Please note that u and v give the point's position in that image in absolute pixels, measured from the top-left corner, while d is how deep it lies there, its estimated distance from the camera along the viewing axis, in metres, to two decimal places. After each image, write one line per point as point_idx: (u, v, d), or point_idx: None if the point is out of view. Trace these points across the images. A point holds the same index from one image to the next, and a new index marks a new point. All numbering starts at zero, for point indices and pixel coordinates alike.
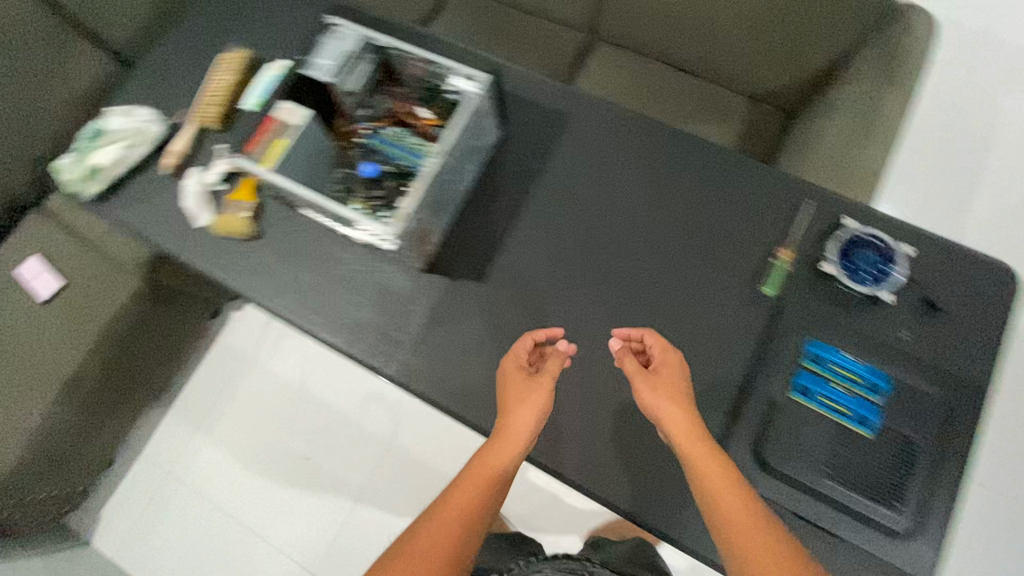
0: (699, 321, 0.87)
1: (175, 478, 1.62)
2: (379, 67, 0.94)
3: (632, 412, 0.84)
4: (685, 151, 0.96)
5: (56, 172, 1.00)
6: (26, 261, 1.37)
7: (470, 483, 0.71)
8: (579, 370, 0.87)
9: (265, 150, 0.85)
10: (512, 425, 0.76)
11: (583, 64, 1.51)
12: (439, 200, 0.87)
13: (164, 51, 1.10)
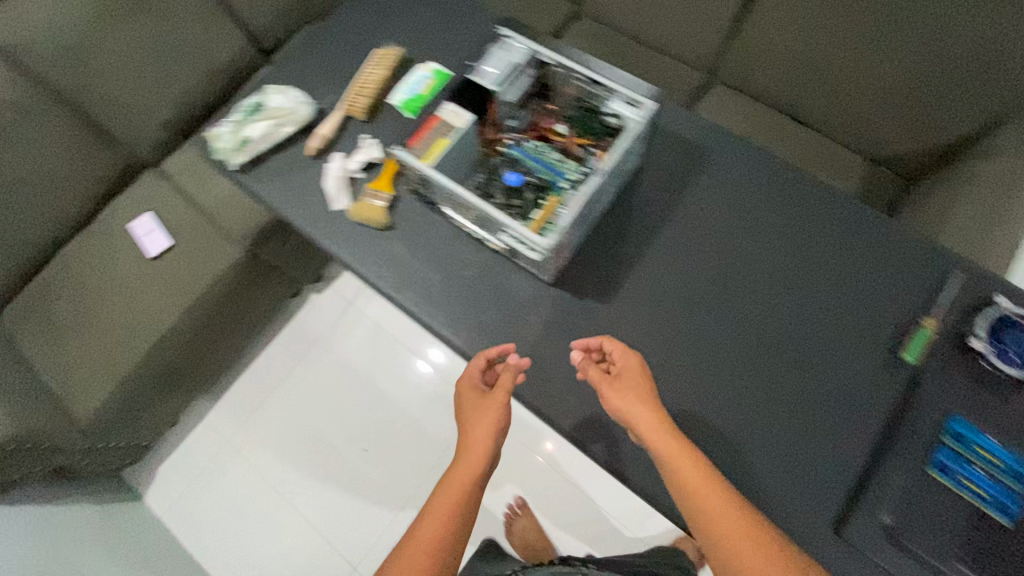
0: (829, 376, 0.85)
1: (232, 449, 1.63)
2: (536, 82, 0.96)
3: (753, 460, 0.82)
4: (829, 202, 0.96)
5: (205, 137, 1.04)
6: (140, 217, 1.42)
7: (443, 508, 0.77)
8: (702, 407, 0.85)
9: (426, 147, 0.89)
10: (473, 439, 0.82)
11: (697, 103, 1.52)
12: (582, 217, 0.87)
13: (318, 37, 1.15)
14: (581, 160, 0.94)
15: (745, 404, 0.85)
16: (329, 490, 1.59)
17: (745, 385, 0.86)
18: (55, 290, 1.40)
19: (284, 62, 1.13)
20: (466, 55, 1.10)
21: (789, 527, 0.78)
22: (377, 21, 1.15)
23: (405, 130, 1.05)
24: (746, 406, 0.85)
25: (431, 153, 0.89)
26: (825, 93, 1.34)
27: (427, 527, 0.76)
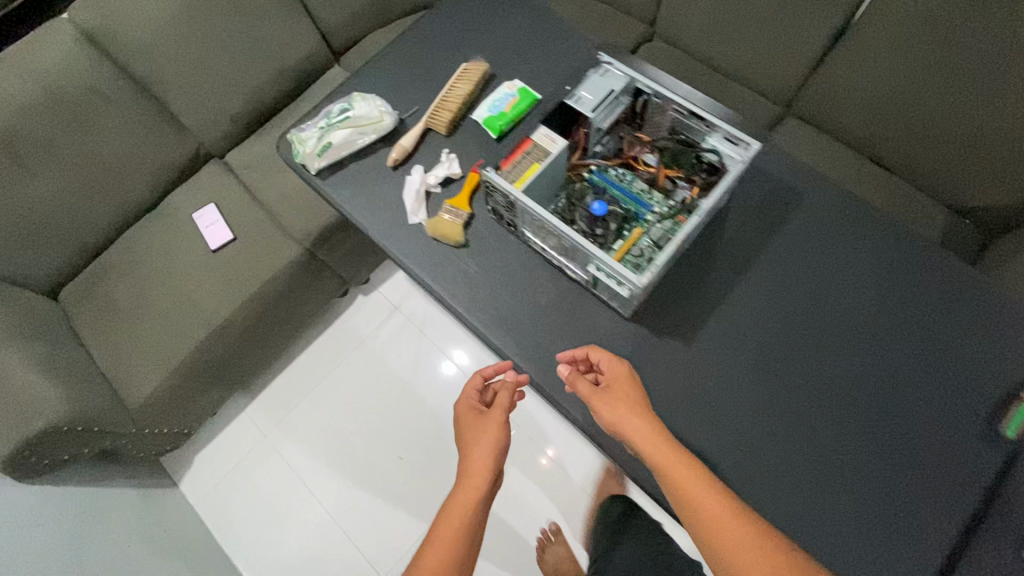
0: (921, 442, 0.81)
1: (268, 444, 1.64)
2: (628, 109, 0.94)
3: (840, 525, 0.77)
4: (924, 256, 0.92)
5: (289, 140, 1.06)
6: (205, 209, 1.44)
7: (447, 535, 0.76)
8: (784, 462, 0.81)
9: (520, 171, 0.84)
10: (471, 461, 0.83)
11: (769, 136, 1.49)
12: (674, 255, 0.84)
13: (404, 48, 1.15)
14: (668, 194, 0.92)
15: (830, 464, 0.81)
16: (361, 495, 1.58)
17: (831, 443, 0.82)
18: (118, 275, 1.42)
19: (369, 71, 1.13)
20: (552, 75, 1.08)
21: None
22: (464, 36, 1.15)
23: (486, 148, 1.04)
24: (832, 467, 0.81)
25: (524, 179, 0.83)
26: (906, 133, 1.29)
27: (432, 553, 0.75)
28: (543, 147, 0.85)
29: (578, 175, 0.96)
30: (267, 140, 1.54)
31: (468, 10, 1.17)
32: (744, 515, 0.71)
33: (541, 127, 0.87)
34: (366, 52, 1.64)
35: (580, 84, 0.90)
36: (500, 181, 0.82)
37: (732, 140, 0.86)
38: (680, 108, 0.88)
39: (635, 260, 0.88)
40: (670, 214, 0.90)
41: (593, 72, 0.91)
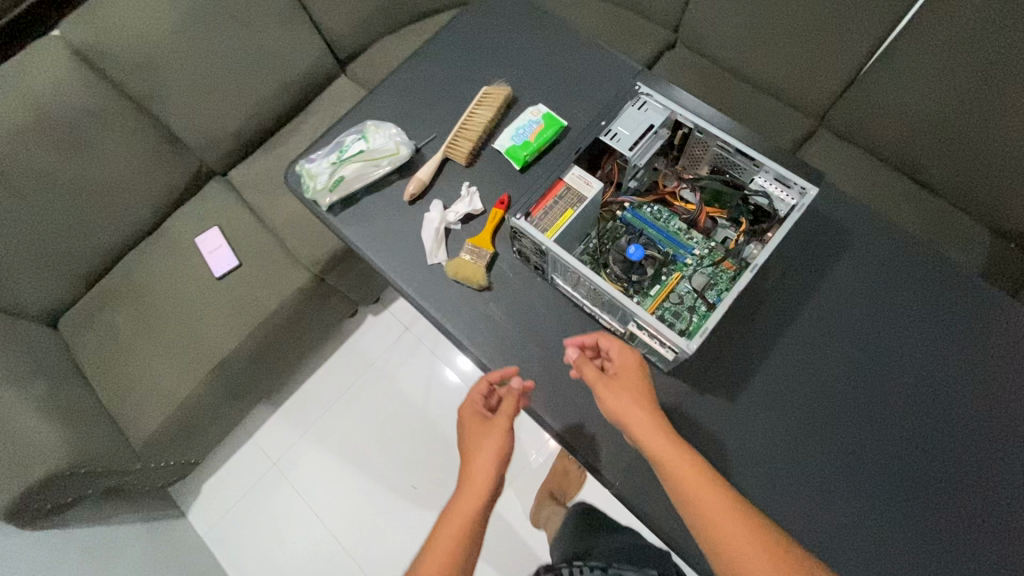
0: (997, 517, 0.73)
1: (291, 453, 1.61)
2: (665, 141, 0.86)
3: None
4: (995, 299, 0.83)
5: (300, 173, 1.00)
6: (207, 233, 1.38)
7: (443, 548, 0.69)
8: (843, 536, 0.74)
9: (552, 219, 0.77)
10: (472, 470, 0.76)
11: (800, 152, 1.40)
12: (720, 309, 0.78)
13: (417, 70, 1.08)
14: (709, 235, 0.86)
15: (893, 541, 0.73)
16: (384, 504, 1.54)
17: (891, 512, 0.74)
18: (118, 304, 1.36)
19: (383, 94, 1.06)
20: (579, 99, 1.01)
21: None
22: (482, 57, 1.07)
23: (509, 181, 0.97)
24: (894, 541, 0.73)
25: (557, 227, 0.77)
26: (946, 149, 1.19)
27: (426, 566, 0.68)
28: (577, 190, 0.78)
29: (610, 214, 0.89)
30: (271, 158, 1.47)
31: (486, 28, 1.10)
32: (742, 508, 0.67)
33: (572, 167, 0.80)
34: (374, 62, 1.56)
35: (615, 116, 0.83)
36: (532, 231, 0.76)
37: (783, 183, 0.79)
38: (725, 145, 0.81)
39: (674, 308, 0.82)
40: (713, 258, 0.84)
41: (629, 105, 0.83)
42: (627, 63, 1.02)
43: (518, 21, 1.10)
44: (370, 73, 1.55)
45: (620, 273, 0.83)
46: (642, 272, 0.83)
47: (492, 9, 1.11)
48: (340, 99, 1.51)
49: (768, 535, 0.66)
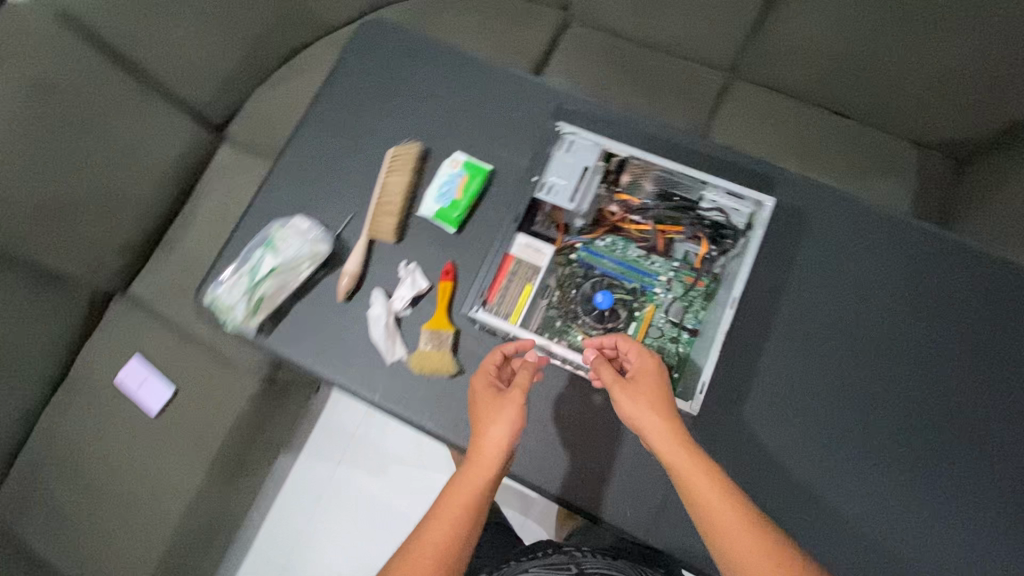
0: (1002, 465, 0.75)
1: (304, 530, 1.52)
2: (607, 170, 0.84)
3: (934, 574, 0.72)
4: (964, 246, 0.82)
5: (213, 304, 0.87)
6: (127, 366, 1.22)
7: (449, 514, 0.66)
8: (883, 533, 0.74)
9: (513, 301, 0.82)
10: (482, 443, 0.70)
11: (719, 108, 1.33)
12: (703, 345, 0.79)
13: (310, 144, 0.96)
14: (669, 253, 0.82)
15: (923, 523, 0.74)
16: None
17: (906, 488, 0.75)
18: (50, 472, 1.19)
19: (282, 184, 0.95)
20: (497, 137, 0.92)
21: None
22: (378, 114, 0.96)
23: (447, 246, 0.88)
24: (915, 517, 0.74)
25: (519, 309, 0.82)
26: (873, 80, 1.14)
27: (433, 530, 0.66)
28: (530, 262, 0.82)
29: (566, 258, 0.83)
30: (169, 262, 1.29)
31: (372, 80, 0.99)
32: (748, 511, 0.64)
33: (520, 235, 0.83)
34: (253, 121, 1.38)
35: (545, 168, 0.84)
36: (498, 320, 0.80)
37: (735, 197, 0.80)
38: (664, 169, 0.81)
39: (657, 343, 0.79)
40: (680, 278, 0.81)
41: (556, 151, 0.84)
42: (536, 82, 0.93)
43: (404, 64, 0.99)
44: (252, 134, 1.37)
45: (592, 326, 0.80)
46: (615, 318, 0.79)
47: (374, 55, 1.00)
48: (227, 174, 1.34)
49: (772, 539, 0.63)
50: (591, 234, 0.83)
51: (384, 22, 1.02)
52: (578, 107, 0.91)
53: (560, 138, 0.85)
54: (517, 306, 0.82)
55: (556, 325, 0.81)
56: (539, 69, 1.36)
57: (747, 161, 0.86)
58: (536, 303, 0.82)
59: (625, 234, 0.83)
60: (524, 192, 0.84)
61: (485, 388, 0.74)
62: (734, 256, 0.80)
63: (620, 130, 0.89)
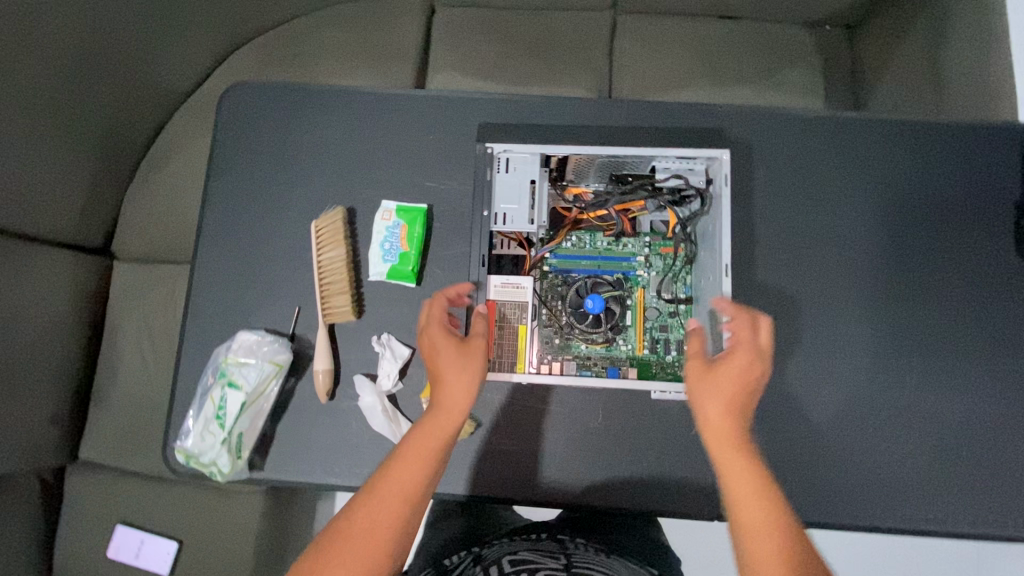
0: (962, 312, 0.84)
1: None
2: (551, 174, 0.82)
3: (942, 428, 0.81)
4: (873, 133, 0.88)
5: (187, 460, 0.78)
6: (115, 540, 1.09)
7: (417, 454, 0.62)
8: (891, 414, 0.82)
9: (513, 345, 0.76)
10: (447, 391, 0.66)
11: (615, 51, 1.20)
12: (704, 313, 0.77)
13: (219, 248, 0.85)
14: (637, 231, 0.81)
15: (918, 388, 0.82)
16: None
17: (896, 367, 0.83)
18: None
19: (210, 299, 0.84)
20: (421, 170, 0.86)
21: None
22: (281, 190, 0.87)
23: (412, 301, 0.81)
24: (912, 388, 0.82)
25: (522, 353, 0.77)
26: None
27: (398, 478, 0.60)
28: (515, 301, 0.77)
29: (543, 274, 0.80)
30: (113, 415, 1.13)
31: (259, 155, 0.88)
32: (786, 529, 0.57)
33: (493, 277, 0.78)
34: (136, 229, 1.19)
35: (491, 198, 0.78)
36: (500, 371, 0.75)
37: (686, 159, 0.78)
38: (609, 156, 0.77)
39: (659, 323, 0.79)
40: (657, 251, 0.80)
41: (496, 174, 0.79)
42: (438, 103, 0.87)
43: (290, 124, 0.89)
44: (144, 244, 1.19)
45: (590, 333, 0.77)
46: (611, 317, 0.77)
47: (250, 129, 0.89)
48: (131, 298, 1.17)
49: (806, 565, 0.55)
50: (557, 241, 0.80)
51: (243, 87, 0.90)
52: (490, 114, 0.87)
53: (494, 160, 0.79)
54: (516, 345, 0.76)
55: (556, 344, 0.79)
56: (416, 69, 1.20)
57: (668, 118, 0.88)
58: (534, 335, 0.78)
59: (590, 228, 0.81)
60: (478, 231, 0.78)
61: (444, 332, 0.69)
62: (705, 215, 0.78)
63: (540, 124, 0.87)
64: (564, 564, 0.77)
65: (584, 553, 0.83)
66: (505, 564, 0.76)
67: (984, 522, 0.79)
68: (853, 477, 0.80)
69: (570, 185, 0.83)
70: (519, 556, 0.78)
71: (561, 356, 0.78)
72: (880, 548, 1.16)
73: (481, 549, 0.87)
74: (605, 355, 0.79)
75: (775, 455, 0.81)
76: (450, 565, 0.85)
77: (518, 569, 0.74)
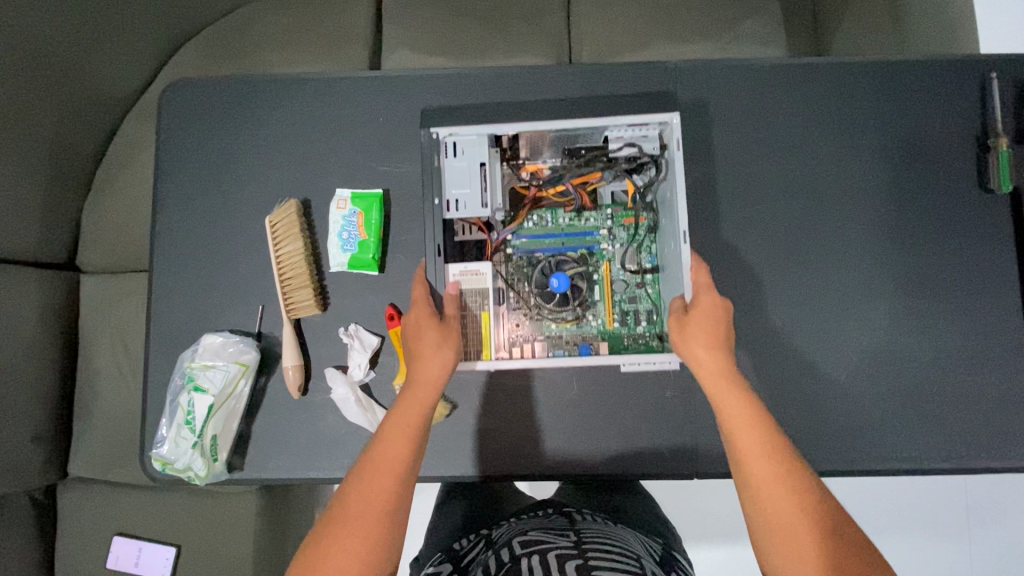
0: (934, 244, 0.84)
1: None
2: (504, 155, 0.80)
3: (921, 362, 0.82)
4: (834, 75, 0.87)
5: (164, 468, 0.78)
6: (114, 551, 1.07)
7: (398, 432, 0.63)
8: (864, 359, 0.82)
9: (478, 334, 0.75)
10: (426, 372, 0.68)
11: (572, 13, 1.16)
12: (668, 283, 0.76)
13: (180, 250, 0.83)
14: (598, 203, 0.80)
15: (894, 325, 0.83)
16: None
17: (871, 307, 0.83)
18: None
19: (177, 302, 0.82)
20: (374, 154, 0.84)
21: (1007, 411, 0.81)
22: (237, 184, 0.85)
23: (379, 287, 0.81)
24: (888, 325, 0.83)
25: (487, 341, 0.75)
26: None
27: (387, 454, 0.61)
28: (475, 288, 0.74)
29: (506, 257, 0.79)
30: (97, 432, 1.09)
31: (209, 152, 0.86)
32: (779, 450, 0.59)
33: (451, 265, 0.75)
34: (97, 239, 1.14)
35: (441, 184, 0.76)
36: (469, 361, 0.73)
37: (638, 126, 0.76)
38: (559, 131, 0.75)
39: (627, 295, 0.78)
40: (620, 223, 0.79)
41: (443, 160, 0.76)
42: (387, 83, 0.85)
43: (237, 119, 0.86)
44: (108, 253, 1.14)
45: (558, 311, 0.76)
46: (578, 293, 0.77)
47: (196, 126, 0.87)
48: (103, 305, 1.12)
49: (805, 488, 0.57)
50: (516, 222, 0.79)
51: (184, 82, 0.87)
52: (440, 93, 0.85)
53: (441, 145, 0.77)
54: (481, 338, 0.75)
55: (526, 326, 0.78)
56: (367, 47, 1.15)
57: (621, 82, 0.86)
58: (501, 319, 0.77)
59: (549, 206, 0.80)
60: (432, 220, 0.75)
61: (418, 316, 0.71)
62: (662, 181, 0.77)
63: (490, 98, 0.85)
64: (576, 541, 0.66)
65: (596, 527, 0.72)
66: (515, 548, 0.65)
67: (969, 446, 0.80)
68: (832, 423, 0.81)
69: (524, 163, 0.81)
70: (529, 537, 0.67)
71: (532, 338, 0.77)
72: (869, 490, 1.17)
73: (490, 531, 0.81)
74: (576, 332, 0.78)
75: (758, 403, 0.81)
76: (461, 548, 0.79)
77: (527, 552, 0.63)
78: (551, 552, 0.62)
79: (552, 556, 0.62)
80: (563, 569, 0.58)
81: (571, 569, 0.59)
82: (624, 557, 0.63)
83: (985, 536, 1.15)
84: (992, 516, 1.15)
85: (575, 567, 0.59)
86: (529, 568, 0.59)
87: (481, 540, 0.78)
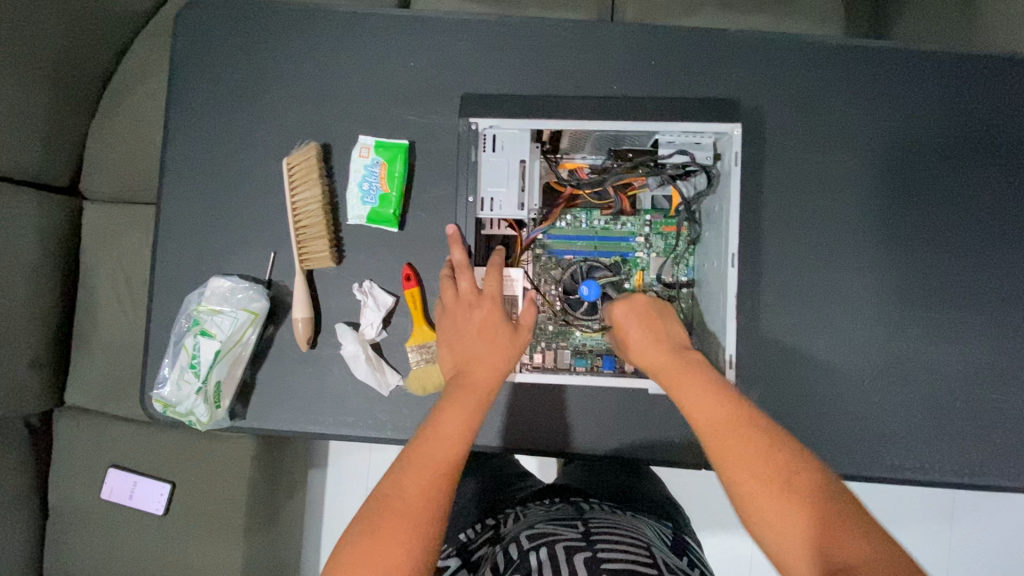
0: (978, 255, 0.81)
1: None
2: (544, 150, 0.75)
3: (948, 373, 0.80)
4: (898, 66, 0.81)
5: (165, 410, 0.76)
6: (109, 482, 1.06)
7: (450, 433, 0.57)
8: (890, 366, 0.80)
9: None
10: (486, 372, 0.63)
11: None
12: (705, 301, 0.73)
13: (191, 184, 0.79)
14: (637, 208, 0.76)
15: (925, 335, 0.80)
16: None
17: (905, 313, 0.80)
18: None
19: (186, 240, 0.79)
20: (402, 103, 0.79)
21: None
22: (254, 120, 0.79)
23: (398, 243, 0.77)
24: (920, 333, 0.80)
25: None
26: None
27: (433, 451, 0.56)
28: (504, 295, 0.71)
29: (536, 258, 0.76)
30: (95, 364, 1.07)
31: (226, 83, 0.80)
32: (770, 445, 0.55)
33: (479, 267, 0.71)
34: (102, 166, 1.09)
35: (476, 180, 0.71)
36: None
37: (691, 133, 0.71)
38: (606, 131, 0.70)
39: None
40: (658, 230, 0.76)
41: (480, 153, 0.72)
42: (421, 28, 0.79)
43: (258, 50, 0.80)
44: (112, 182, 1.09)
45: (585, 320, 0.74)
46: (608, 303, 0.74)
47: (214, 54, 0.81)
48: (104, 236, 1.07)
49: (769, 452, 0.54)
50: (548, 223, 0.74)
51: (204, 4, 0.81)
52: (479, 42, 0.79)
53: (479, 137, 0.72)
54: None
55: (550, 331, 0.75)
56: None
57: (673, 51, 0.80)
58: None
59: (586, 208, 0.76)
60: (462, 218, 0.72)
61: (492, 316, 0.66)
62: (711, 195, 0.73)
63: (532, 54, 0.79)
64: (585, 533, 0.64)
65: (607, 518, 0.70)
66: (522, 542, 0.64)
67: (986, 461, 0.79)
68: (848, 426, 0.79)
69: (563, 161, 0.78)
70: (536, 530, 0.66)
71: (557, 346, 0.75)
72: (864, 492, 1.17)
73: (500, 521, 0.81)
74: (602, 343, 0.75)
75: (778, 400, 0.79)
76: (470, 541, 0.78)
77: (536, 545, 0.62)
78: (559, 543, 0.61)
79: (560, 548, 0.60)
80: (571, 564, 0.57)
81: (579, 563, 0.57)
82: (635, 550, 0.61)
83: (973, 547, 1.16)
84: (982, 530, 1.16)
85: (583, 562, 0.57)
86: (538, 562, 0.58)
87: (493, 535, 0.77)
